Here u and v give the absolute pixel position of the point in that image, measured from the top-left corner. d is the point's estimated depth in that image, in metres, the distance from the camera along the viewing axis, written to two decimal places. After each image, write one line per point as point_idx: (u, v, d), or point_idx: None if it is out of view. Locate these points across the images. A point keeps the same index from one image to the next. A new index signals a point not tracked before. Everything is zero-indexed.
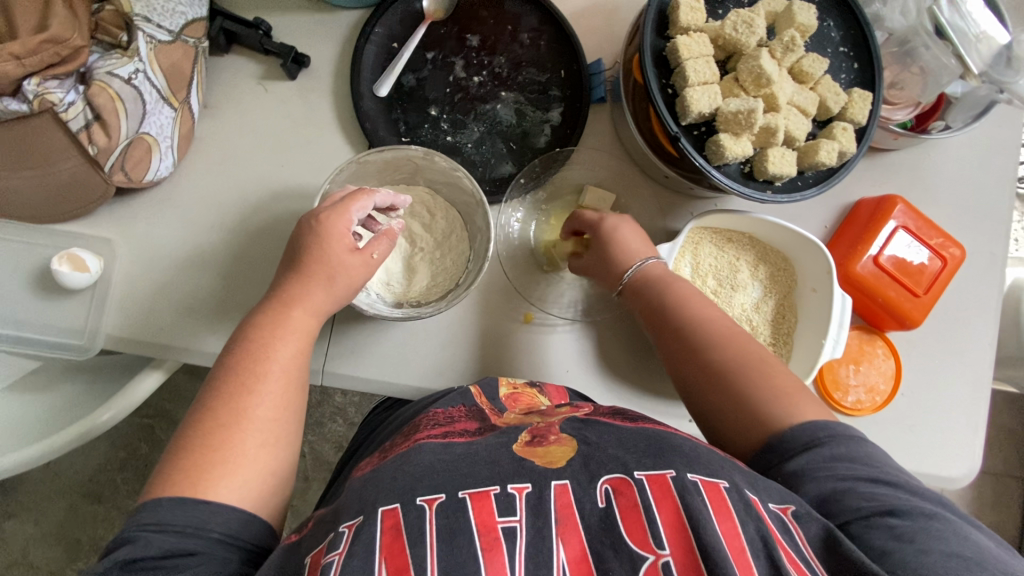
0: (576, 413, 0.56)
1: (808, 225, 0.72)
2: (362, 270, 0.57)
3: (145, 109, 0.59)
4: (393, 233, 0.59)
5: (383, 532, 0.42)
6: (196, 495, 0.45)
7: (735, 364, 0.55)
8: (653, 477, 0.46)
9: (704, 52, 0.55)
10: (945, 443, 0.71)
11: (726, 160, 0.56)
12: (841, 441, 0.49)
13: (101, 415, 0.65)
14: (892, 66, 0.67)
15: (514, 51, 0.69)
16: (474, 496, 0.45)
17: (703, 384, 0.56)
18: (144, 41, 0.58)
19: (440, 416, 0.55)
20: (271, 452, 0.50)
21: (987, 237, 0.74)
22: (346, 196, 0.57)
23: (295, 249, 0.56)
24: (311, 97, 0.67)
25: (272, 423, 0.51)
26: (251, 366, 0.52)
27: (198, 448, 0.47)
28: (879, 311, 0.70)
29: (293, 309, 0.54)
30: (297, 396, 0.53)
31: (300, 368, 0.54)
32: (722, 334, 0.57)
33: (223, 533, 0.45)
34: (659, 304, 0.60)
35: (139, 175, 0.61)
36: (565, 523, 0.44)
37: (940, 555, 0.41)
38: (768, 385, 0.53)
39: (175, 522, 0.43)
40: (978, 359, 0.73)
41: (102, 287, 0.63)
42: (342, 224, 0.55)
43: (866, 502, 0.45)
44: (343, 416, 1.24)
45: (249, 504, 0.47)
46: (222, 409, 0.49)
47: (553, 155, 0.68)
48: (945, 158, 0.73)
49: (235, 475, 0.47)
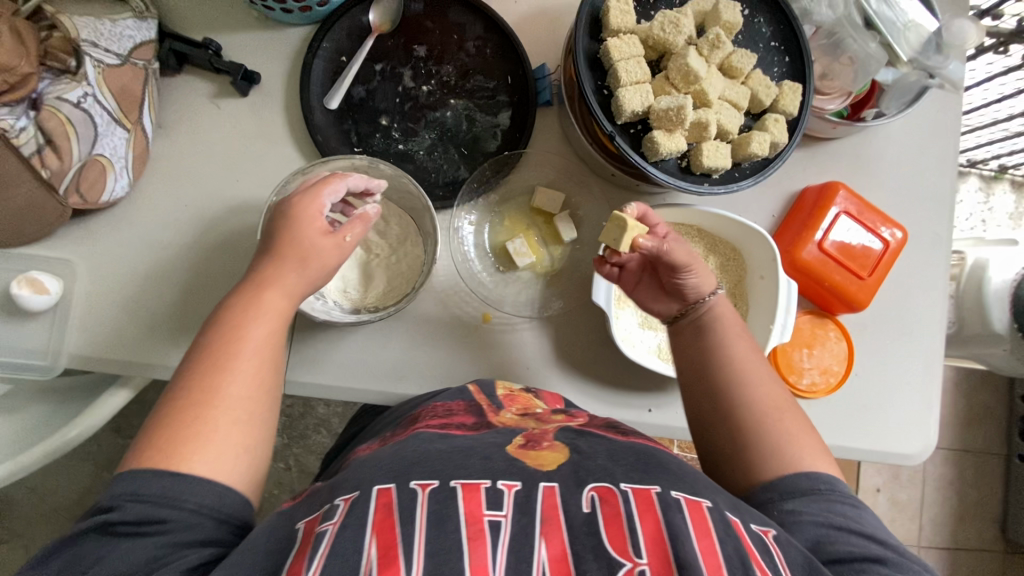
0: (572, 423, 0.57)
1: (755, 215, 0.74)
2: (335, 252, 0.56)
3: (97, 132, 0.60)
4: (369, 216, 0.58)
5: (376, 509, 0.43)
6: (169, 467, 0.46)
7: (751, 409, 0.55)
8: (639, 489, 0.47)
9: (635, 52, 0.57)
10: (900, 421, 0.73)
11: (662, 156, 0.58)
12: (839, 496, 0.51)
13: (69, 432, 0.67)
14: (823, 57, 0.69)
15: (460, 59, 0.71)
16: (466, 486, 0.45)
17: (713, 417, 0.57)
18: (92, 66, 0.59)
19: (440, 409, 0.57)
20: (245, 431, 0.50)
21: (930, 218, 0.76)
22: (320, 181, 0.57)
23: (268, 235, 0.56)
24: (264, 113, 0.69)
25: (246, 402, 0.50)
26: (223, 343, 0.51)
27: (172, 423, 0.48)
28: (827, 295, 0.72)
29: (265, 290, 0.54)
30: (273, 375, 0.53)
31: (274, 348, 0.54)
32: (742, 375, 0.57)
33: (198, 505, 0.45)
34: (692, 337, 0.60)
35: (95, 196, 0.63)
36: (549, 521, 0.44)
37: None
38: (774, 433, 0.54)
39: (151, 492, 0.44)
40: (928, 337, 0.74)
41: (64, 308, 0.64)
42: (315, 207, 0.55)
43: (856, 549, 0.47)
44: (326, 427, 1.25)
45: (224, 477, 0.47)
46: (196, 386, 0.49)
47: (503, 159, 0.70)
48: (885, 144, 0.75)
49: (209, 450, 0.47)
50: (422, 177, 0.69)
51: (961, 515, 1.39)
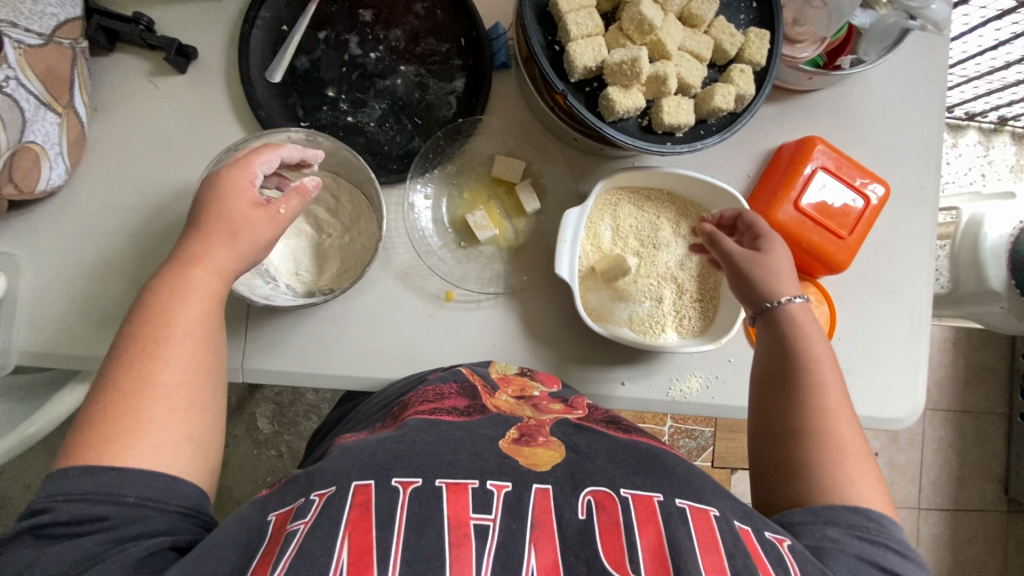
0: (570, 416, 0.54)
1: (727, 177, 0.70)
2: (267, 225, 0.54)
3: (26, 117, 0.57)
4: (305, 190, 0.57)
5: (351, 508, 0.41)
6: (102, 462, 0.43)
7: (816, 434, 0.51)
8: (640, 497, 0.44)
9: (585, 3, 0.53)
10: (886, 385, 0.70)
11: (619, 115, 0.55)
12: (876, 526, 0.47)
13: (27, 428, 0.64)
14: (793, 2, 0.63)
15: (409, 22, 0.67)
16: (450, 487, 0.43)
17: (775, 438, 0.53)
18: (13, 47, 0.55)
19: (430, 392, 0.55)
20: (186, 418, 0.47)
21: (916, 172, 0.72)
22: (249, 153, 0.55)
23: (193, 212, 0.54)
24: (205, 91, 0.65)
25: (181, 387, 0.47)
26: (152, 329, 0.48)
27: (104, 417, 0.45)
28: (808, 258, 0.68)
29: (191, 268, 0.51)
30: (211, 357, 0.50)
31: (209, 328, 0.51)
32: (822, 401, 0.53)
33: (140, 497, 0.43)
34: (790, 348, 0.56)
35: (30, 185, 0.60)
36: (540, 529, 0.42)
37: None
38: (832, 465, 0.50)
39: (87, 489, 0.42)
40: (916, 297, 0.71)
41: (9, 304, 0.62)
42: (244, 179, 0.53)
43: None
44: (316, 414, 1.24)
45: (167, 466, 0.45)
46: (125, 378, 0.46)
47: (457, 126, 0.67)
48: (867, 94, 0.71)
49: (147, 441, 0.44)
50: (374, 150, 0.66)
51: (963, 475, 1.37)
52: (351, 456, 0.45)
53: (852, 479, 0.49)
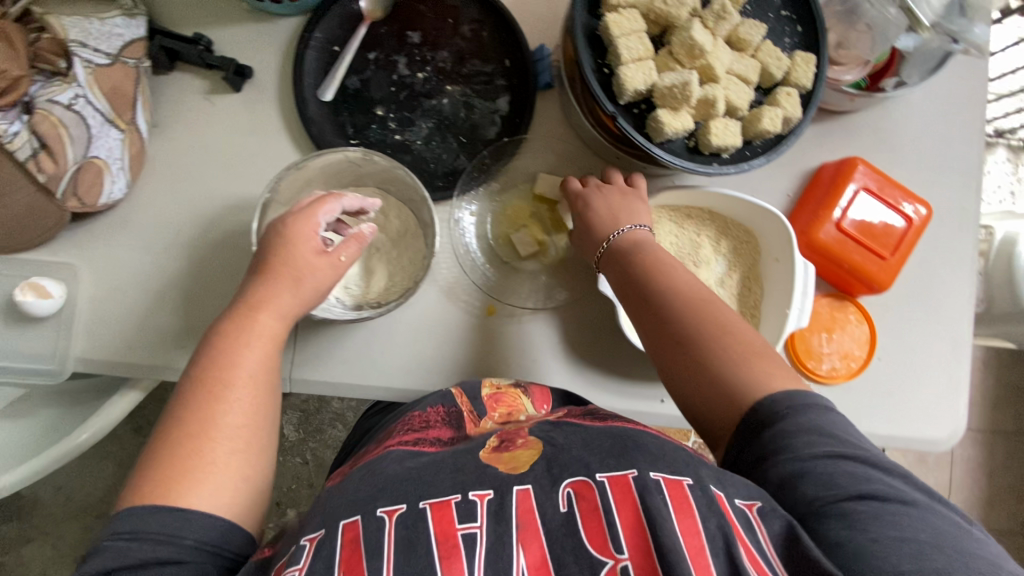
0: (551, 417, 0.58)
1: (768, 196, 0.71)
2: (329, 272, 0.57)
3: (91, 134, 0.60)
4: (363, 236, 0.59)
5: (343, 546, 0.44)
6: (169, 503, 0.46)
7: (707, 331, 0.54)
8: (614, 478, 0.47)
9: (635, 28, 0.55)
10: (926, 405, 0.70)
11: (668, 136, 0.56)
12: (800, 412, 0.49)
13: (79, 435, 0.67)
14: (837, 25, 0.65)
15: (456, 44, 0.69)
16: (435, 506, 0.47)
17: (673, 355, 0.55)
18: (82, 66, 0.59)
19: (417, 420, 0.59)
20: (244, 459, 0.50)
21: (957, 192, 0.72)
22: (311, 202, 0.58)
23: (262, 252, 0.57)
24: (258, 108, 0.68)
25: (242, 429, 0.51)
26: (215, 373, 0.52)
27: (169, 459, 0.48)
28: (847, 278, 0.69)
29: (258, 313, 0.54)
30: (268, 401, 0.53)
31: (268, 373, 0.54)
32: (688, 298, 0.56)
33: (198, 541, 0.45)
34: (632, 275, 0.59)
35: (93, 199, 0.63)
36: (526, 528, 0.46)
37: (894, 540, 0.43)
38: (730, 354, 0.53)
39: (151, 530, 0.44)
40: (956, 317, 0.71)
41: (69, 312, 0.64)
42: (310, 228, 0.57)
43: (825, 490, 0.46)
44: (342, 421, 1.24)
45: (223, 509, 0.47)
46: (191, 420, 0.50)
47: (501, 145, 0.68)
48: (907, 115, 0.72)
49: (206, 484, 0.47)
50: (421, 168, 0.68)
51: (992, 497, 1.34)
52: (405, 474, 0.49)
53: (758, 356, 0.53)
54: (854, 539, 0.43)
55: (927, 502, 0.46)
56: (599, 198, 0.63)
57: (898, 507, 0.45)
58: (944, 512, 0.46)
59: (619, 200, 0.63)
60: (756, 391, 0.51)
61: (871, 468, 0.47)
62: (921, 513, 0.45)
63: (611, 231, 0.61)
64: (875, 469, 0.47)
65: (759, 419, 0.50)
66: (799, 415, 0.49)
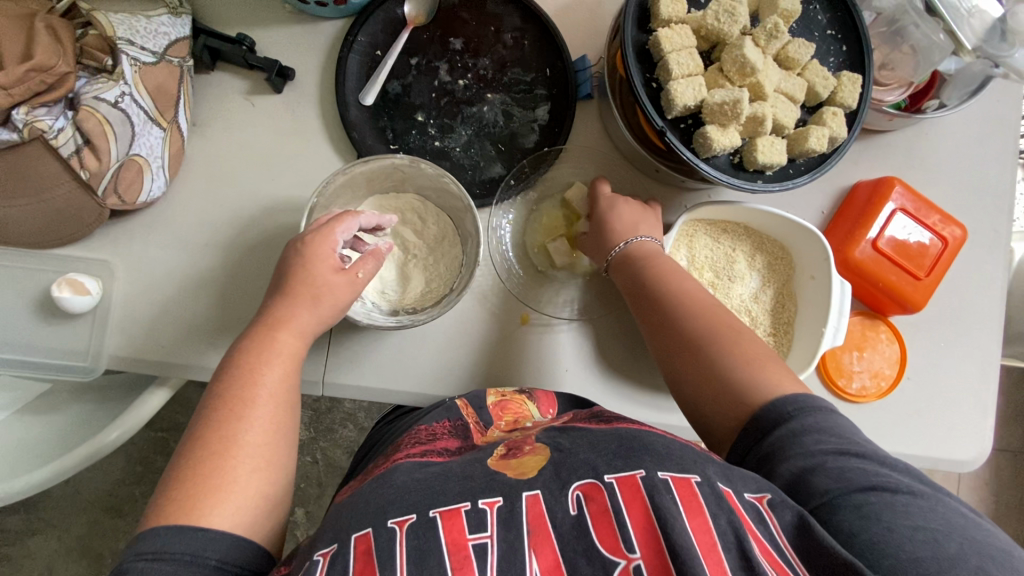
0: (557, 423, 0.55)
1: (803, 213, 0.71)
2: (347, 288, 0.56)
3: (134, 131, 0.59)
4: (380, 252, 0.59)
5: (356, 558, 0.41)
6: (190, 522, 0.44)
7: (711, 331, 0.55)
8: (623, 479, 0.44)
9: (686, 44, 0.55)
10: (955, 427, 0.69)
11: (715, 152, 0.56)
12: (808, 413, 0.48)
13: (110, 433, 0.65)
14: (882, 46, 0.66)
15: (498, 51, 0.69)
16: (445, 514, 0.43)
17: (681, 357, 0.55)
18: (129, 64, 0.58)
19: (423, 433, 0.55)
20: (264, 478, 0.48)
21: (989, 215, 0.72)
22: (331, 219, 0.57)
23: (282, 272, 0.56)
24: (299, 110, 0.68)
25: (262, 447, 0.49)
26: (238, 390, 0.50)
27: (190, 477, 0.46)
28: (881, 297, 0.69)
29: (278, 331, 0.54)
30: (289, 417, 0.52)
31: (289, 391, 0.53)
32: (694, 299, 0.57)
33: (220, 561, 0.43)
34: (643, 281, 0.59)
35: (132, 197, 0.62)
36: (538, 533, 0.43)
37: (907, 529, 0.41)
38: (733, 353, 0.53)
39: (173, 550, 0.42)
40: (986, 340, 0.71)
41: (103, 309, 0.64)
42: (327, 247, 0.55)
43: (834, 482, 0.44)
44: (353, 422, 1.19)
45: (245, 530, 0.46)
46: (212, 436, 0.48)
47: (541, 155, 0.68)
48: (943, 137, 0.72)
49: (229, 502, 0.46)
50: (459, 175, 0.68)
51: None
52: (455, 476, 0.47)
53: (765, 359, 0.53)
54: (868, 529, 0.41)
55: (935, 492, 0.44)
56: (624, 206, 0.63)
57: (909, 498, 0.42)
58: (951, 501, 0.44)
59: (638, 209, 0.64)
60: (760, 392, 0.50)
61: (878, 464, 0.45)
62: (931, 503, 0.42)
63: (626, 236, 0.61)
64: (883, 465, 0.45)
65: (769, 421, 0.49)
66: (806, 415, 0.48)
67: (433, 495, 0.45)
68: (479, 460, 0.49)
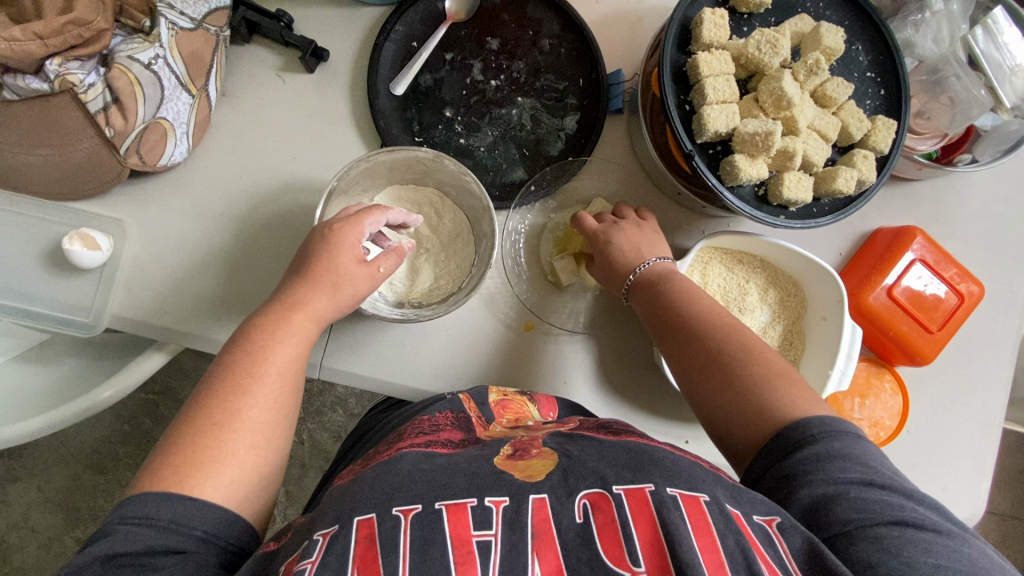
0: (562, 428, 0.54)
1: (821, 252, 0.70)
2: (367, 281, 0.56)
3: (164, 95, 0.59)
4: (402, 249, 0.59)
5: (357, 543, 0.41)
6: (183, 491, 0.43)
7: (736, 353, 0.52)
8: (631, 491, 0.44)
9: (725, 70, 0.54)
10: (953, 483, 0.68)
11: (740, 182, 0.55)
12: (833, 437, 0.46)
13: (101, 393, 0.65)
14: (921, 94, 0.65)
15: (533, 56, 0.68)
16: (451, 508, 0.43)
17: (714, 382, 0.52)
18: (166, 28, 0.58)
19: (424, 424, 0.54)
20: (261, 455, 0.48)
21: (1008, 276, 0.71)
22: (359, 211, 0.57)
23: (305, 253, 0.55)
24: (328, 92, 0.68)
25: (264, 424, 0.49)
26: (248, 364, 0.50)
27: (189, 445, 0.46)
28: (889, 345, 0.68)
29: (294, 313, 0.53)
30: (292, 401, 0.52)
31: (297, 371, 0.52)
32: (724, 323, 0.55)
33: (206, 533, 0.43)
34: (669, 302, 0.57)
35: (153, 160, 0.62)
36: (541, 538, 0.42)
37: (928, 566, 0.39)
38: (773, 383, 0.50)
39: (159, 517, 0.42)
40: (990, 400, 0.70)
41: (111, 268, 0.63)
42: (354, 236, 0.55)
43: (857, 513, 0.42)
44: (343, 407, 1.18)
45: (235, 506, 0.45)
46: (215, 407, 0.48)
47: (565, 164, 0.68)
48: (969, 191, 0.71)
49: (224, 475, 0.45)
50: (480, 175, 0.68)
51: None
52: (442, 472, 0.46)
53: (772, 364, 0.52)
54: (887, 562, 0.40)
55: (960, 532, 0.42)
56: (619, 233, 0.62)
57: (934, 536, 0.41)
58: (975, 541, 0.43)
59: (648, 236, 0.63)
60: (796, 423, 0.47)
61: (904, 498, 0.43)
62: (956, 543, 0.41)
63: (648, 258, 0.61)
64: (910, 498, 0.43)
65: (786, 442, 0.47)
66: (832, 439, 0.46)
67: (438, 488, 0.44)
68: (484, 456, 0.48)
